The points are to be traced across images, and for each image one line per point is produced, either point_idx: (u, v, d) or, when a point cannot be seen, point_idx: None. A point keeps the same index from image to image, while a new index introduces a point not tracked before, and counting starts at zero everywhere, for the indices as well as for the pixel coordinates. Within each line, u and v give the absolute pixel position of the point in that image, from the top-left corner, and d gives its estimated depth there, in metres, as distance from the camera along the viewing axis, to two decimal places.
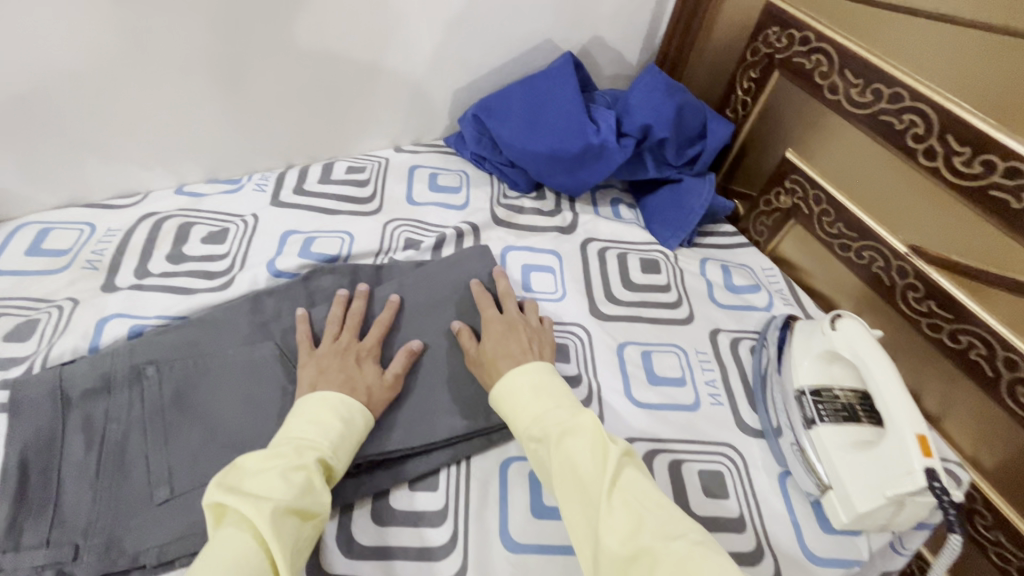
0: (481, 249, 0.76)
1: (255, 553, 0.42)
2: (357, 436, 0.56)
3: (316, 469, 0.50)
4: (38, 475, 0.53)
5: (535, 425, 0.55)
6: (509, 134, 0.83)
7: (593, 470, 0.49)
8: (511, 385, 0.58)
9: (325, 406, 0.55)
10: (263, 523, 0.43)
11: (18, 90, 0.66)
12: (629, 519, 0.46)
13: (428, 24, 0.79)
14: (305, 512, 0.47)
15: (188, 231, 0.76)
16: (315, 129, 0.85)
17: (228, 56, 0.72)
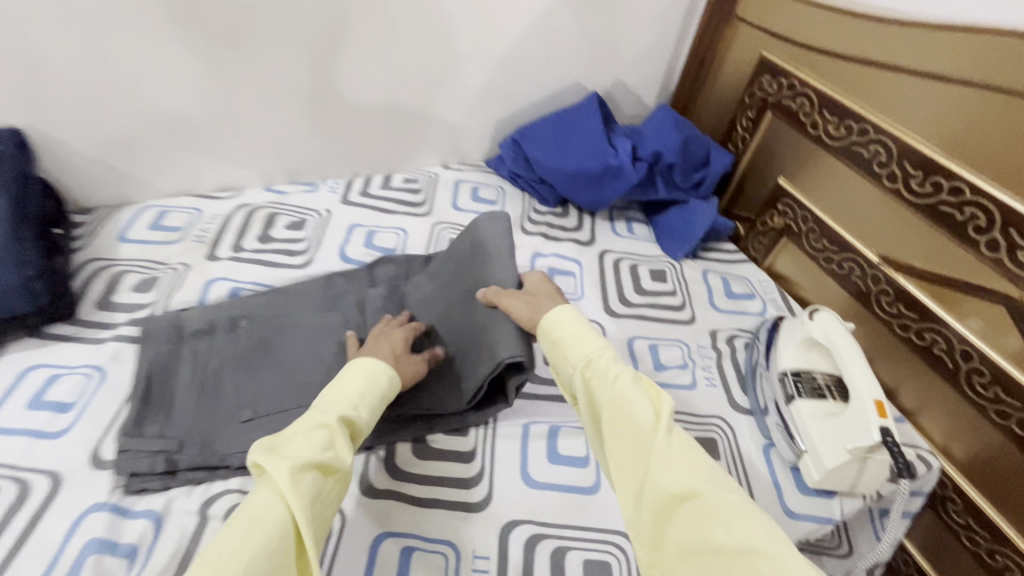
0: (488, 212, 0.79)
1: (277, 504, 0.48)
2: (378, 400, 0.60)
3: (337, 427, 0.55)
4: (157, 387, 0.66)
5: (596, 360, 0.61)
6: (542, 155, 0.99)
7: (648, 419, 0.56)
8: (567, 324, 0.64)
9: (350, 376, 0.61)
10: (282, 478, 0.49)
11: (163, 100, 0.85)
12: (685, 461, 0.53)
13: (480, 64, 0.97)
14: (325, 468, 0.52)
15: (274, 219, 0.92)
16: (382, 146, 1.02)
17: (321, 82, 0.91)
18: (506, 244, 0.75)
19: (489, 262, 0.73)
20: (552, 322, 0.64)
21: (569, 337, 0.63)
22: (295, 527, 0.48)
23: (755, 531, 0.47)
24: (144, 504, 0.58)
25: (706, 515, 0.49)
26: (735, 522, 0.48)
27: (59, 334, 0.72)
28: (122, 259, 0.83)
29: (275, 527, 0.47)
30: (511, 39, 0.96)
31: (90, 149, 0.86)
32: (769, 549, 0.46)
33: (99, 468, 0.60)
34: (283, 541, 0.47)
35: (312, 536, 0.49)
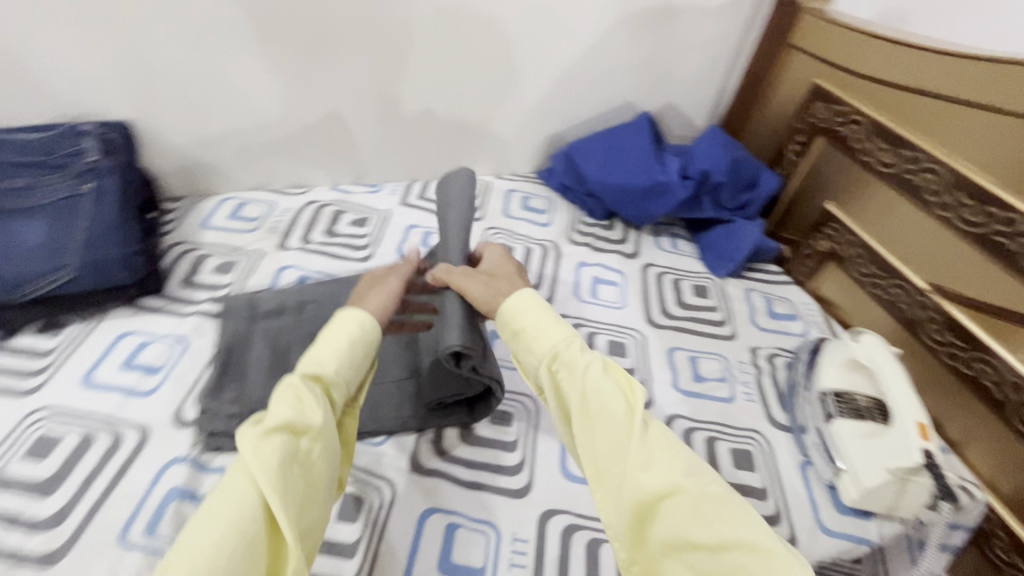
0: (452, 182, 0.77)
1: (244, 479, 0.44)
2: (347, 350, 0.56)
3: (302, 387, 0.51)
4: (234, 359, 0.73)
5: (564, 351, 0.57)
6: (593, 169, 1.03)
7: (621, 412, 0.52)
8: (530, 310, 0.60)
9: (321, 337, 0.57)
10: (244, 451, 0.46)
11: (251, 103, 0.93)
12: (662, 456, 0.49)
13: (539, 82, 1.02)
14: (292, 431, 0.48)
15: (340, 216, 0.99)
16: (441, 154, 1.09)
17: (391, 92, 0.97)
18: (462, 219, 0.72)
19: (443, 243, 0.72)
20: (512, 309, 0.61)
21: (534, 327, 0.59)
22: (264, 499, 0.44)
23: (742, 526, 0.44)
24: (220, 461, 0.64)
25: (687, 512, 0.46)
26: (720, 518, 0.45)
27: (150, 307, 0.79)
28: (205, 244, 0.91)
29: (243, 502, 0.43)
30: (569, 59, 1.00)
31: (184, 144, 0.95)
32: (760, 545, 0.43)
33: (180, 427, 0.66)
34: (254, 515, 0.43)
35: (293, 504, 0.45)
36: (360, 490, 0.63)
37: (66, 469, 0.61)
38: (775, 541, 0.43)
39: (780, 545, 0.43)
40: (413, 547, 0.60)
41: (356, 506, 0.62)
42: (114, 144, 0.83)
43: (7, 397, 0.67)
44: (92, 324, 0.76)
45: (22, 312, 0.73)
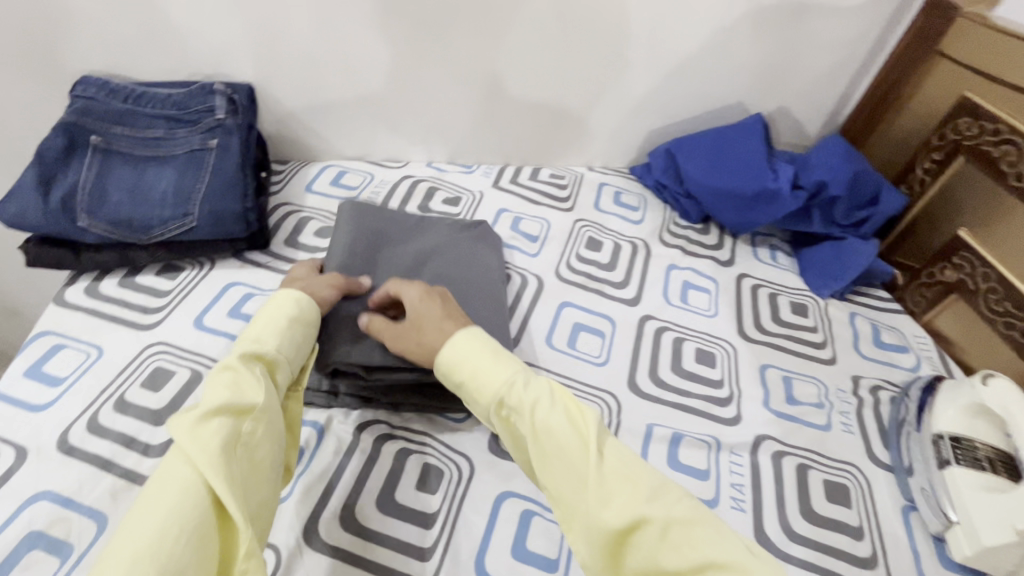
0: (344, 211, 0.83)
1: (184, 464, 0.45)
2: (285, 329, 0.60)
3: (239, 367, 0.53)
4: None
5: (508, 394, 0.53)
6: (695, 170, 0.98)
7: (574, 445, 0.49)
8: (465, 347, 0.57)
9: (257, 322, 0.60)
10: (180, 437, 0.46)
11: (365, 75, 0.95)
12: (623, 487, 0.46)
13: (649, 74, 0.98)
14: (235, 411, 0.50)
15: (434, 193, 1.00)
16: (537, 141, 1.07)
17: (499, 75, 0.96)
18: (341, 244, 0.78)
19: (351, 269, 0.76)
20: (448, 355, 0.57)
21: (474, 365, 0.55)
22: (207, 479, 0.44)
23: (715, 547, 0.43)
24: (312, 415, 0.67)
25: (656, 541, 0.44)
26: (689, 541, 0.43)
27: (256, 261, 0.84)
28: (308, 207, 0.95)
29: (182, 484, 0.44)
30: (685, 52, 0.95)
31: (297, 109, 0.99)
32: (733, 565, 0.41)
33: None
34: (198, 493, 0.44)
35: (239, 482, 0.46)
36: (439, 463, 0.64)
37: (177, 402, 0.65)
38: (745, 555, 0.42)
39: (753, 563, 0.41)
40: (488, 529, 0.59)
41: (435, 479, 0.63)
42: (239, 104, 0.85)
43: (131, 327, 0.73)
44: (204, 270, 0.81)
45: (148, 252, 0.78)
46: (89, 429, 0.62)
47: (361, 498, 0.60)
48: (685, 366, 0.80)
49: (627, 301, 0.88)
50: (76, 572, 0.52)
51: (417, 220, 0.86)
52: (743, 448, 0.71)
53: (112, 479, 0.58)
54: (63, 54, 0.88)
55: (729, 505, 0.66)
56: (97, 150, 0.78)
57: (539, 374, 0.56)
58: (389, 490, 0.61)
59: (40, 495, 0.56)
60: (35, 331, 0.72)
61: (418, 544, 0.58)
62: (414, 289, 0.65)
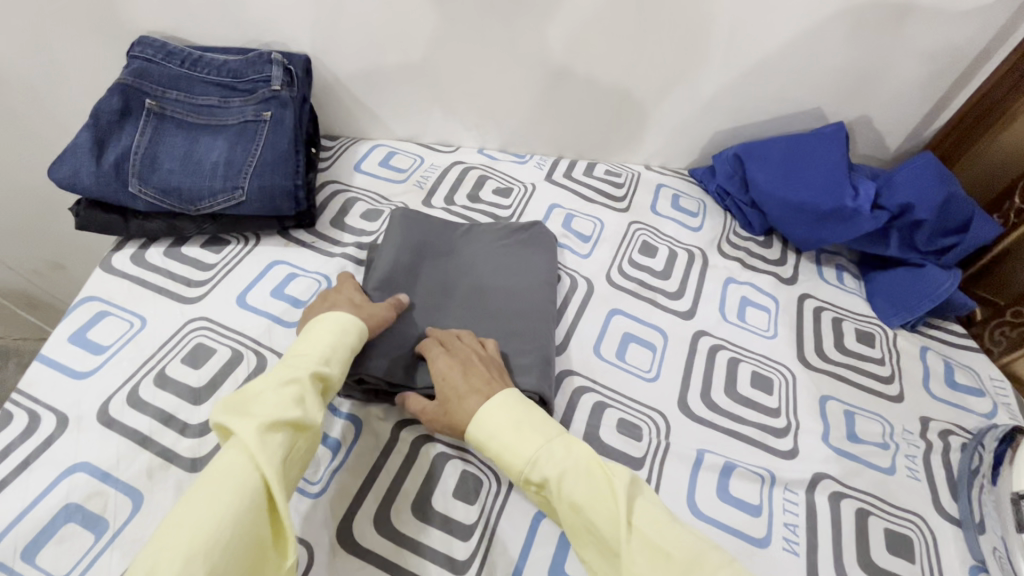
0: (395, 215, 0.80)
1: (246, 467, 0.46)
2: (348, 356, 0.59)
3: (307, 384, 0.53)
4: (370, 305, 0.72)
5: (535, 468, 0.54)
6: (764, 179, 0.92)
7: (605, 516, 0.50)
8: (488, 419, 0.56)
9: (318, 330, 0.59)
10: (251, 441, 0.46)
11: (423, 53, 0.91)
12: (656, 560, 0.48)
13: (723, 72, 0.92)
14: (296, 429, 0.50)
15: (484, 182, 0.96)
16: (594, 133, 1.02)
17: (563, 62, 0.91)
18: (390, 249, 0.75)
19: (397, 273, 0.73)
20: (478, 429, 0.56)
21: (499, 435, 0.55)
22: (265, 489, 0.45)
23: None
24: (348, 408, 0.65)
25: None
26: None
27: (301, 240, 0.82)
28: (355, 187, 0.92)
29: (242, 488, 0.44)
30: (765, 50, 0.89)
31: (350, 84, 0.96)
32: None
33: None
34: (254, 504, 0.45)
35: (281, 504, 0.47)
36: (478, 471, 0.62)
37: (216, 382, 0.64)
38: None
39: None
40: (526, 546, 0.57)
41: (472, 488, 0.60)
42: (295, 75, 0.83)
43: (173, 299, 0.71)
44: (249, 246, 0.80)
45: (196, 224, 0.77)
46: (128, 403, 0.61)
47: (397, 501, 0.59)
48: (740, 391, 0.75)
49: (681, 314, 0.83)
50: (110, 550, 0.51)
51: (465, 228, 0.82)
52: (799, 485, 0.67)
53: (149, 457, 0.57)
54: (122, 13, 0.86)
55: (781, 546, 0.62)
56: (152, 114, 0.77)
57: (564, 435, 0.56)
58: (426, 494, 0.59)
59: (78, 466, 0.55)
60: (80, 295, 0.71)
61: (453, 556, 0.56)
62: (439, 357, 0.63)
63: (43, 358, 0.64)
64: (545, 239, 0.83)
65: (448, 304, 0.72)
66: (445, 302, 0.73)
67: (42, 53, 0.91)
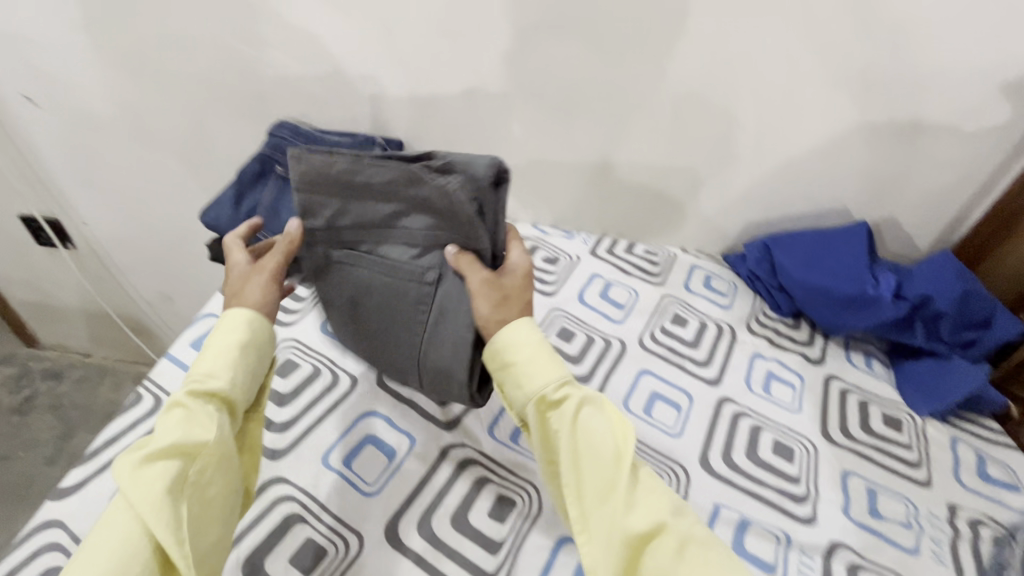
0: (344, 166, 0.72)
1: (132, 508, 0.52)
2: (237, 360, 0.62)
3: (189, 408, 0.57)
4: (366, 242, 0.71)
5: (552, 394, 0.63)
6: (792, 266, 1.00)
7: (610, 452, 0.60)
8: (532, 336, 0.67)
9: (210, 347, 0.63)
10: (129, 484, 0.52)
11: (493, 144, 1.10)
12: (649, 501, 0.58)
13: (753, 171, 1.05)
14: (184, 454, 0.55)
15: (535, 251, 1.10)
16: (636, 217, 1.16)
17: (610, 156, 1.07)
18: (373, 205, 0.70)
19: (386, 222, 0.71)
20: (518, 342, 0.66)
21: (532, 356, 0.65)
22: (148, 521, 0.51)
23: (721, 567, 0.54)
24: (403, 426, 0.74)
25: (672, 548, 0.55)
26: (696, 559, 0.54)
27: None
28: None
29: (128, 529, 0.51)
30: (791, 155, 1.02)
31: None
32: None
33: (379, 387, 0.78)
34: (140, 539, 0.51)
35: (185, 521, 0.53)
36: (512, 496, 0.68)
37: (298, 391, 0.77)
38: None
39: None
40: (546, 566, 0.63)
41: (505, 510, 0.67)
42: None
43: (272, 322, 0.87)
44: None
45: None
46: None
47: (436, 511, 0.66)
48: (760, 455, 0.79)
49: (707, 380, 0.90)
50: None
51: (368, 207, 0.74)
52: (815, 550, 0.70)
53: None
54: (266, 105, 1.10)
55: None
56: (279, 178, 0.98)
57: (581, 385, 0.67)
58: (462, 509, 0.67)
59: None
60: (201, 311, 0.88)
61: (482, 567, 0.63)
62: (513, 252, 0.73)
63: (168, 356, 0.79)
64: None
65: (376, 289, 0.73)
66: (362, 291, 0.75)
67: (201, 131, 1.16)
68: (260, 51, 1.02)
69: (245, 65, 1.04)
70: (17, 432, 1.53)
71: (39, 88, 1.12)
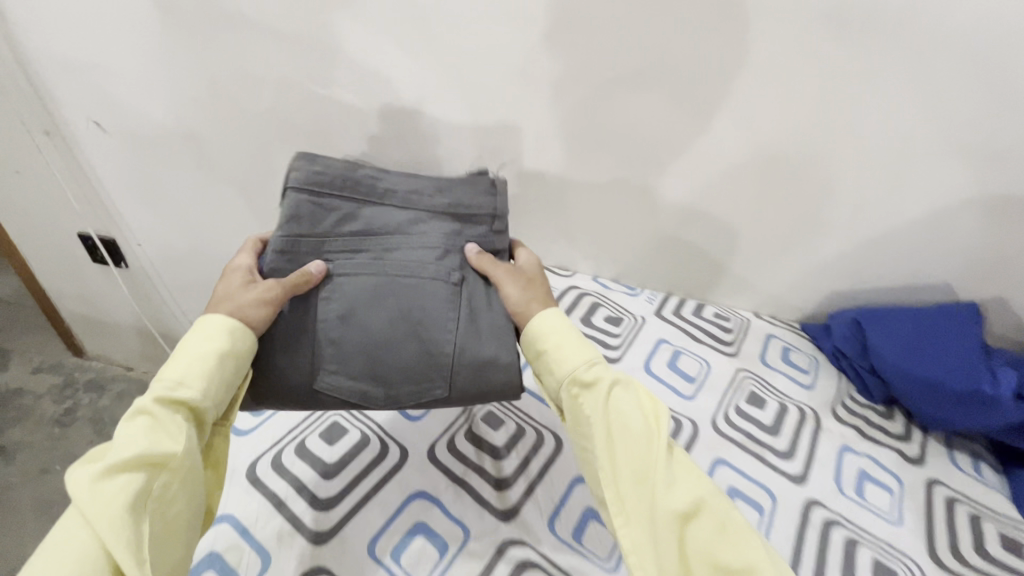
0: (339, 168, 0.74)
1: (86, 528, 0.49)
2: (212, 368, 0.59)
3: (154, 417, 0.55)
4: (376, 243, 0.72)
5: (583, 374, 0.64)
6: (891, 351, 0.90)
7: (643, 430, 0.60)
8: (558, 321, 0.68)
9: (177, 352, 0.60)
10: (82, 501, 0.49)
11: (558, 194, 1.04)
12: (686, 479, 0.58)
13: (844, 238, 0.96)
14: (150, 464, 0.53)
15: (596, 309, 1.03)
16: (707, 275, 1.07)
17: (684, 213, 1.00)
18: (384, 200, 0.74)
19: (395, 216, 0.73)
20: (548, 328, 0.68)
21: (561, 339, 0.67)
22: (103, 543, 0.48)
23: (758, 547, 0.54)
24: (455, 513, 0.67)
25: (711, 529, 0.55)
26: (736, 539, 0.55)
27: None
28: None
29: (79, 552, 0.48)
30: (890, 225, 0.92)
31: None
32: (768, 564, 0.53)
33: (430, 463, 0.72)
34: (93, 560, 0.48)
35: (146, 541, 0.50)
36: None
37: (345, 461, 0.71)
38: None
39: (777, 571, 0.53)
40: None
41: None
42: None
43: None
44: None
45: None
46: (272, 467, 0.69)
47: None
48: None
49: (792, 477, 0.80)
50: None
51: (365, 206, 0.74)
52: None
53: (281, 521, 0.64)
54: (327, 143, 1.07)
55: None
56: None
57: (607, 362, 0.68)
58: None
59: (224, 518, 0.64)
60: None
61: None
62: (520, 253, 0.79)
63: None
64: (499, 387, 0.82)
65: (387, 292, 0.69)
66: (363, 300, 0.69)
67: (261, 165, 1.14)
68: (329, 90, 0.99)
69: (311, 102, 1.01)
70: (59, 445, 1.54)
71: (108, 115, 1.13)
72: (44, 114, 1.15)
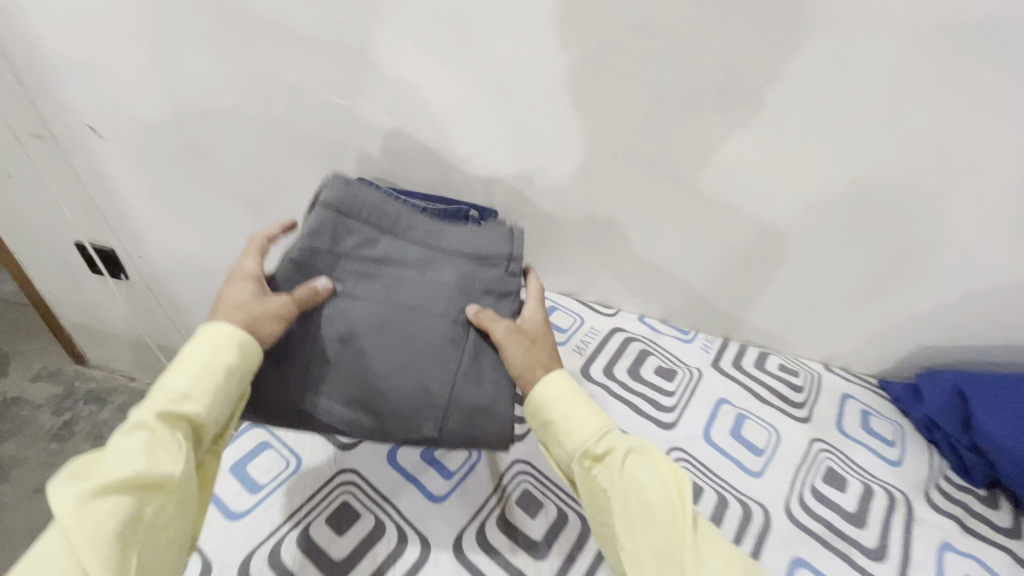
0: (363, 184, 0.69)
1: (65, 557, 0.42)
2: (222, 381, 0.53)
3: (155, 431, 0.48)
4: (387, 271, 0.66)
5: (594, 447, 0.58)
6: (1002, 430, 0.76)
7: (666, 508, 0.54)
8: (562, 380, 0.61)
9: (179, 356, 0.53)
10: (64, 526, 0.42)
11: (605, 226, 0.90)
12: (717, 561, 0.53)
13: (945, 289, 0.81)
14: (143, 489, 0.46)
15: (645, 358, 0.90)
16: (773, 321, 0.93)
17: (754, 253, 0.86)
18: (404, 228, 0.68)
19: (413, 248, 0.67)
20: (555, 389, 0.61)
21: (570, 403, 0.60)
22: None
23: None
24: None
25: None
26: None
27: None
28: None
29: None
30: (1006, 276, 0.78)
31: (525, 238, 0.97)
32: None
33: (457, 562, 0.61)
34: None
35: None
36: None
37: (358, 556, 0.60)
38: None
39: None
40: None
41: None
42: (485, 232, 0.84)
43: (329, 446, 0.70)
44: None
45: None
46: (273, 563, 0.59)
47: None
48: None
49: None
50: None
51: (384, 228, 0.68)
52: None
53: None
54: (344, 159, 0.94)
55: None
56: None
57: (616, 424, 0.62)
58: None
59: None
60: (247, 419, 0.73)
61: None
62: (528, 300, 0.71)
63: None
64: (536, 462, 0.70)
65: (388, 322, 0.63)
66: (364, 327, 0.63)
67: (271, 179, 1.02)
68: (349, 100, 0.86)
69: (329, 114, 0.89)
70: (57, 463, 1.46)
71: (105, 119, 1.01)
72: (35, 116, 1.04)
